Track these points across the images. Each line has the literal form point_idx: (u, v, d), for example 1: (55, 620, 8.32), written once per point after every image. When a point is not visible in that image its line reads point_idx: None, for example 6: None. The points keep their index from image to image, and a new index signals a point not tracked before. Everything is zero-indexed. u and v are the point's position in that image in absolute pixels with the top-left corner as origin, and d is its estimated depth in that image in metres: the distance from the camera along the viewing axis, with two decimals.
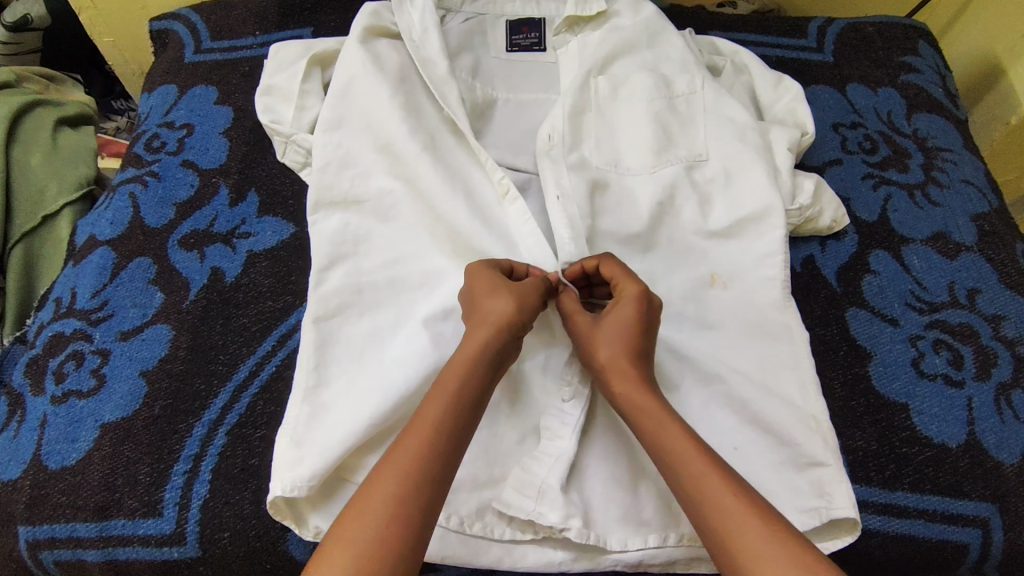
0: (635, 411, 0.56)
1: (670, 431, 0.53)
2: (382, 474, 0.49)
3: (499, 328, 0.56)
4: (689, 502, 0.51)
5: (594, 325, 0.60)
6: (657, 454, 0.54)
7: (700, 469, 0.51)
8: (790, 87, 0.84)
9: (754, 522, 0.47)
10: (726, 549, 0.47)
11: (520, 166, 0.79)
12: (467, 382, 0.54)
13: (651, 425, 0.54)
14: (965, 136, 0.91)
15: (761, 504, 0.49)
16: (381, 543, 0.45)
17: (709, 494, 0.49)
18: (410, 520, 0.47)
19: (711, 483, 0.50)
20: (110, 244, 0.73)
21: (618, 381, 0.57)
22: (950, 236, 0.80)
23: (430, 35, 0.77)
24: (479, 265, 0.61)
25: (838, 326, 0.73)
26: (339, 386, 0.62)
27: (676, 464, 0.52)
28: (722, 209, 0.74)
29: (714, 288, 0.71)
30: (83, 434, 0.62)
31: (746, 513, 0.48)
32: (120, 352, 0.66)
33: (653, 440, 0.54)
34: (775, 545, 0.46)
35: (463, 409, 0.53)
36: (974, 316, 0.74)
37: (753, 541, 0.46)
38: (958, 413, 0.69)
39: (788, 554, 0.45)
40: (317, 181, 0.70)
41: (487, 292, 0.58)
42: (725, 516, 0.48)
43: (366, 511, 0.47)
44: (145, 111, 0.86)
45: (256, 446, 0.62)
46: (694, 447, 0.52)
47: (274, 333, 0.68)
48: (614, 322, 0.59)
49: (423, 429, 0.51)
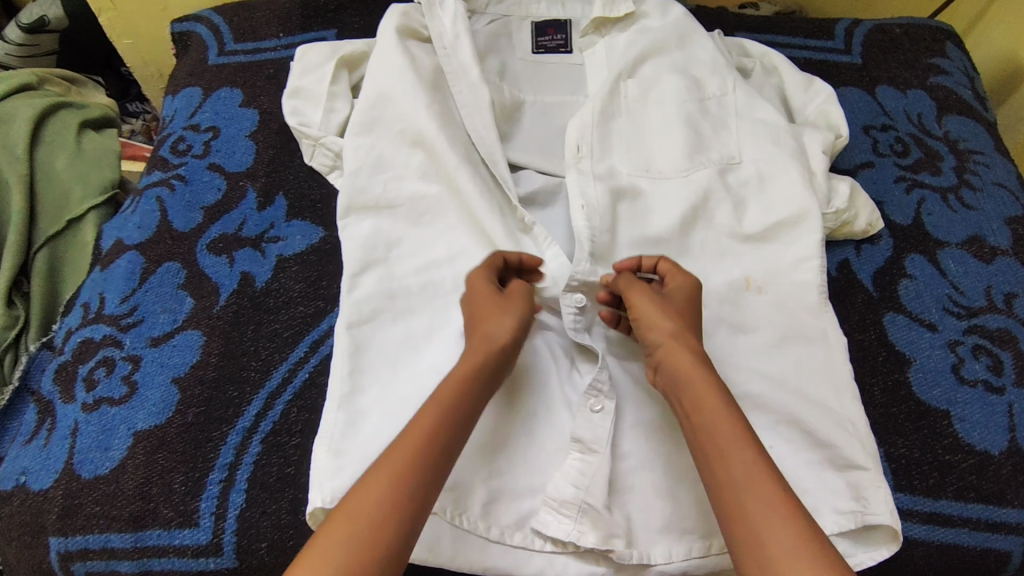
0: (690, 392, 0.55)
1: (719, 414, 0.53)
2: (379, 473, 0.49)
3: (494, 346, 0.57)
4: (728, 492, 0.50)
5: (655, 300, 0.60)
6: (705, 438, 0.52)
7: (744, 461, 0.50)
8: (821, 88, 0.84)
9: (788, 522, 0.46)
10: (753, 548, 0.46)
11: (548, 170, 0.80)
12: (465, 394, 0.54)
13: (704, 404, 0.54)
14: (996, 138, 0.89)
15: (801, 510, 0.48)
16: (370, 545, 0.45)
17: (754, 485, 0.49)
18: (403, 523, 0.47)
19: (757, 477, 0.49)
20: (138, 248, 0.72)
21: (675, 352, 0.57)
22: (985, 240, 0.79)
23: (462, 39, 0.79)
24: (479, 275, 0.63)
25: (876, 331, 0.72)
26: (375, 392, 0.61)
27: (725, 452, 0.51)
28: (757, 212, 0.74)
29: (749, 292, 0.71)
30: (115, 442, 0.60)
31: (786, 516, 0.47)
32: (151, 358, 0.64)
33: (705, 424, 0.53)
34: (810, 548, 0.45)
35: (458, 421, 0.53)
36: (1011, 320, 0.73)
37: (792, 544, 0.45)
38: (999, 419, 0.67)
39: (823, 564, 0.44)
40: (350, 184, 0.71)
41: (484, 310, 0.60)
42: (764, 512, 0.47)
43: (360, 510, 0.47)
44: (170, 113, 0.85)
45: (293, 454, 0.60)
46: (743, 438, 0.51)
47: (306, 339, 0.66)
48: (678, 298, 0.61)
49: (417, 435, 0.51)
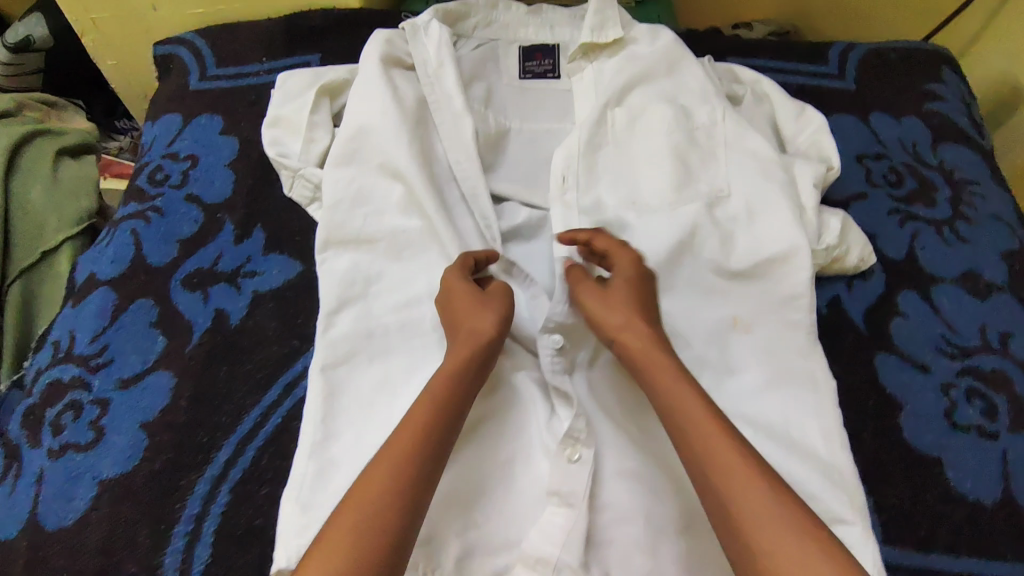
0: (650, 373, 0.58)
1: (683, 397, 0.56)
2: (382, 464, 0.52)
3: (478, 343, 0.59)
4: (703, 470, 0.52)
5: (597, 294, 0.62)
6: (674, 422, 0.55)
7: (705, 430, 0.53)
8: (814, 117, 0.81)
9: (763, 494, 0.50)
10: (727, 511, 0.50)
11: (533, 202, 0.78)
12: (455, 390, 0.56)
13: (663, 381, 0.57)
14: (993, 168, 0.87)
15: (765, 469, 0.51)
16: (381, 527, 0.49)
17: (714, 450, 0.52)
18: (405, 509, 0.50)
19: (716, 444, 0.52)
20: (110, 284, 0.70)
21: (628, 338, 0.60)
22: (980, 275, 0.77)
23: (447, 69, 0.78)
24: (454, 275, 0.63)
25: (867, 372, 0.70)
26: (348, 439, 0.60)
27: (686, 424, 0.54)
28: (745, 247, 0.72)
29: (736, 331, 0.69)
30: (81, 491, 0.59)
31: (750, 476, 0.50)
32: (120, 401, 0.63)
33: (666, 400, 0.56)
34: (773, 503, 0.49)
35: (451, 413, 0.55)
36: (1006, 361, 0.71)
37: (756, 500, 0.49)
38: (992, 467, 0.65)
39: (790, 517, 0.48)
40: (328, 219, 0.69)
41: (465, 309, 0.60)
42: (729, 474, 0.51)
43: (367, 495, 0.50)
44: (148, 141, 0.84)
45: (262, 504, 0.58)
46: (702, 409, 0.55)
47: (280, 381, 0.65)
48: (622, 285, 0.63)
49: (414, 428, 0.54)
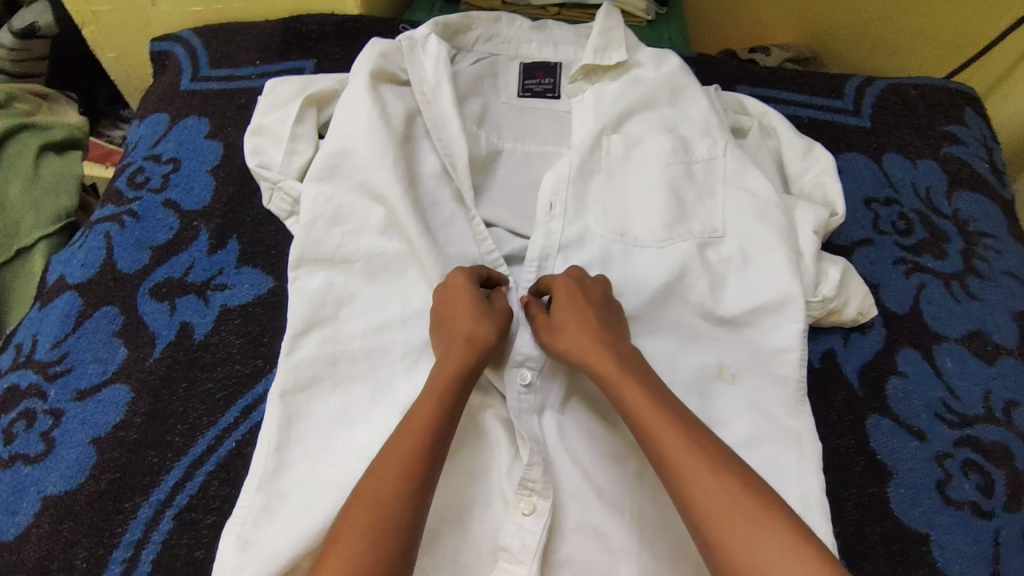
0: (603, 378, 0.56)
1: (630, 394, 0.55)
2: (386, 468, 0.51)
3: (479, 351, 0.58)
4: (662, 467, 0.51)
5: (546, 331, 0.61)
6: (632, 422, 0.54)
7: (659, 427, 0.52)
8: (821, 156, 0.78)
9: (728, 485, 0.48)
10: (693, 507, 0.48)
11: (520, 229, 0.75)
12: (457, 394, 0.55)
13: (615, 382, 0.56)
14: (1011, 220, 0.83)
15: (730, 463, 0.50)
16: (387, 529, 0.48)
17: (668, 447, 0.51)
18: (410, 511, 0.49)
19: (668, 443, 0.51)
20: (77, 288, 0.69)
21: (580, 352, 0.58)
22: (988, 336, 0.72)
23: (439, 85, 0.75)
24: (460, 281, 0.62)
25: (856, 435, 0.66)
26: (300, 472, 0.57)
27: (640, 424, 0.53)
28: (735, 293, 0.68)
29: (721, 381, 0.65)
30: (24, 505, 0.57)
31: (714, 470, 0.49)
32: (74, 414, 0.61)
33: (621, 402, 0.55)
34: (735, 494, 0.48)
35: (451, 417, 0.54)
36: (1008, 433, 0.66)
37: (717, 494, 0.48)
38: (982, 548, 0.61)
39: (759, 508, 0.47)
40: (303, 236, 0.66)
41: (466, 315, 0.59)
42: (688, 471, 0.49)
43: (370, 496, 0.49)
44: (133, 141, 0.82)
45: (204, 535, 0.56)
46: (653, 410, 0.53)
47: (238, 403, 0.63)
48: (565, 309, 0.61)
49: (415, 431, 0.52)
